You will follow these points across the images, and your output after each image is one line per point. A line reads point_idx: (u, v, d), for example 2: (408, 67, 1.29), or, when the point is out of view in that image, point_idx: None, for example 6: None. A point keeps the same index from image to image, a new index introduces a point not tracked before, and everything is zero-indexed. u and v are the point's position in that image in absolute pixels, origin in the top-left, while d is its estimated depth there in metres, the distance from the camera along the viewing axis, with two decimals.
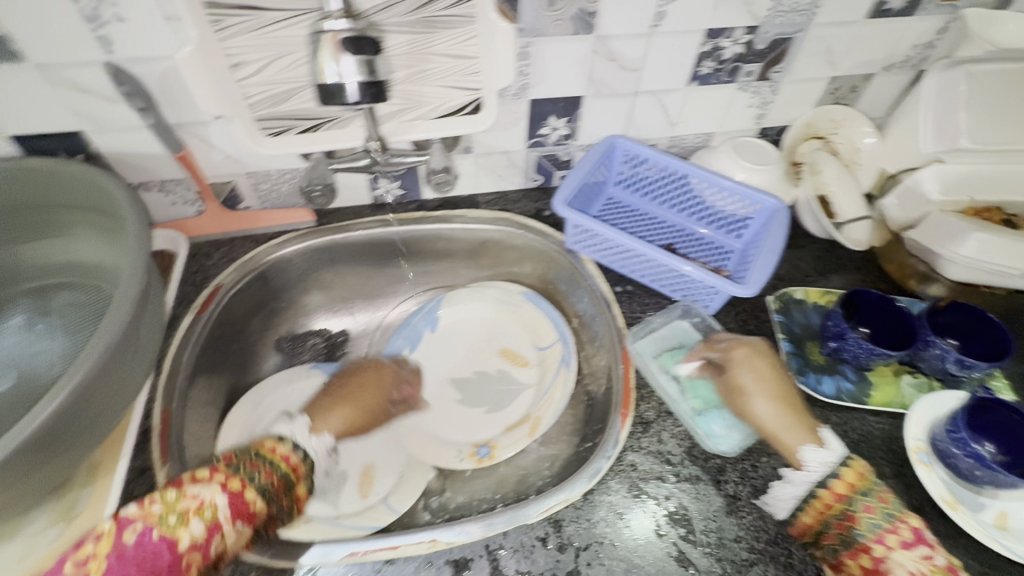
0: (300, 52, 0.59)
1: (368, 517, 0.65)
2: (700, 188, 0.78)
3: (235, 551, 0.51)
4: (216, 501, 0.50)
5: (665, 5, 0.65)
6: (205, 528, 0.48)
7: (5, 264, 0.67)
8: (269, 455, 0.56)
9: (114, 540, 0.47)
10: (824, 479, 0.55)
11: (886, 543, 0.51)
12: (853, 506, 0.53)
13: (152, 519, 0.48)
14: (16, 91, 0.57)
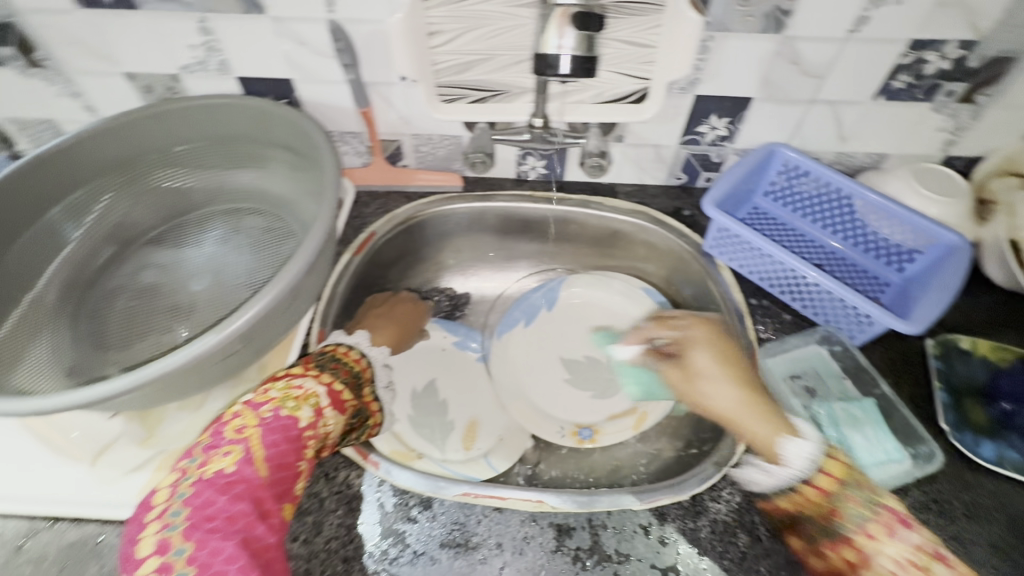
0: (491, 25, 0.63)
1: (472, 469, 0.69)
2: (864, 212, 0.73)
3: (336, 440, 0.55)
4: (317, 392, 0.55)
5: (872, 9, 0.60)
6: (313, 412, 0.53)
7: (210, 184, 0.78)
8: (343, 358, 0.61)
9: (253, 417, 0.51)
10: (812, 475, 0.51)
11: (872, 535, 0.47)
12: (837, 501, 0.49)
13: (273, 402, 0.52)
14: (253, 38, 0.67)
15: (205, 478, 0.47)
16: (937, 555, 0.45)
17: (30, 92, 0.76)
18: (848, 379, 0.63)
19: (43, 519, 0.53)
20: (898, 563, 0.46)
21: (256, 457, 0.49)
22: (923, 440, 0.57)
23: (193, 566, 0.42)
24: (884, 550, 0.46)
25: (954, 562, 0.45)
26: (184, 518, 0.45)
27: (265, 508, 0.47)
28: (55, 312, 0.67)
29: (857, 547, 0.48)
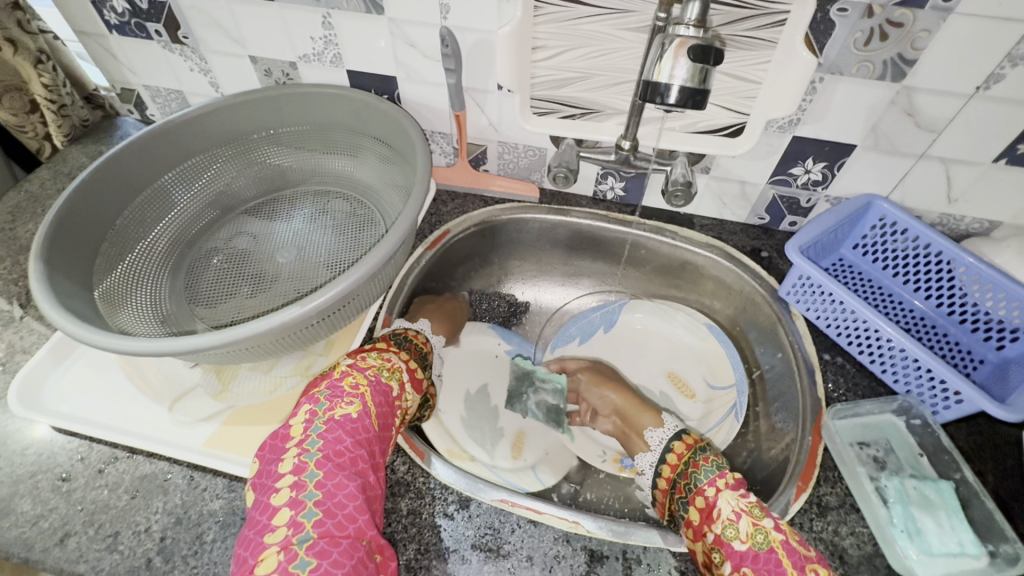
0: (595, 46, 0.64)
1: (519, 479, 0.69)
2: (965, 280, 0.67)
3: (411, 416, 0.61)
4: (401, 368, 0.61)
5: (1009, 67, 0.56)
6: (398, 386, 0.59)
7: (307, 166, 0.83)
8: (413, 339, 0.66)
9: (363, 376, 0.57)
10: (671, 443, 0.64)
11: (716, 485, 0.56)
12: (693, 460, 0.61)
13: (375, 368, 0.58)
14: (369, 37, 0.72)
15: (334, 419, 0.52)
16: (771, 515, 0.52)
17: (168, 66, 0.85)
18: (923, 458, 0.58)
19: (122, 450, 0.58)
20: (737, 512, 0.52)
21: (371, 412, 0.54)
22: (1006, 539, 0.51)
23: (322, 492, 0.47)
24: (722, 494, 0.54)
25: (782, 522, 0.52)
26: (319, 448, 0.49)
27: (376, 459, 0.52)
28: (159, 263, 0.73)
29: (704, 495, 0.55)
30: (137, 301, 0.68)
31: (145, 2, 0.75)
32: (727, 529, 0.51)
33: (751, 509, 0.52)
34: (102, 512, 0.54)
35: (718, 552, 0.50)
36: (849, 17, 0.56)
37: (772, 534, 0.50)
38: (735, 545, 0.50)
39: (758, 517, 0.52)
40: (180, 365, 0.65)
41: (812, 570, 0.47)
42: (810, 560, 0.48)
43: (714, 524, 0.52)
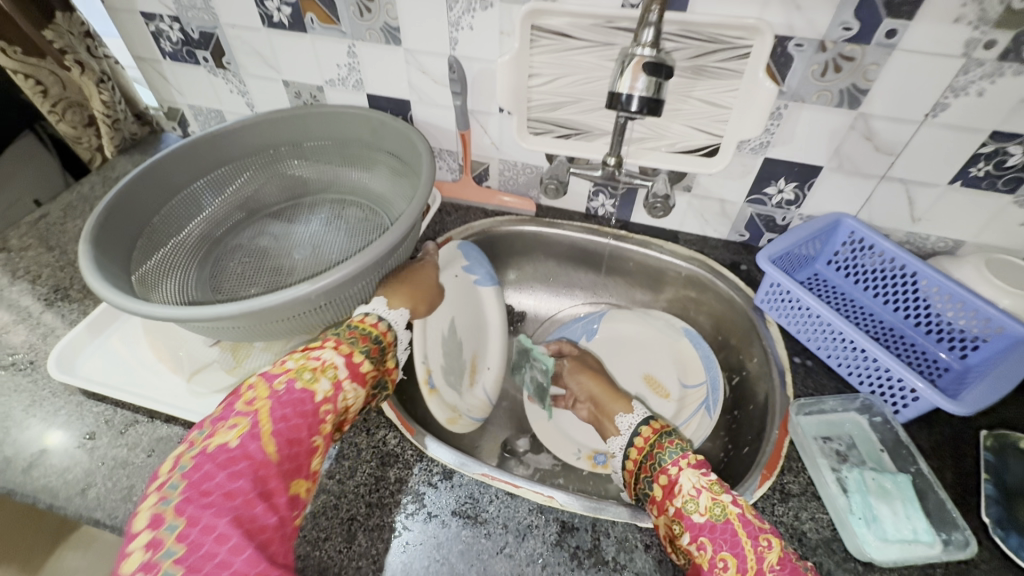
0: (584, 73, 0.73)
1: (475, 406, 0.80)
2: (929, 293, 0.72)
3: (354, 412, 0.57)
4: (335, 364, 0.55)
5: (951, 97, 0.63)
6: (331, 385, 0.54)
7: (327, 177, 0.92)
8: (364, 326, 0.62)
9: (264, 388, 0.50)
10: (637, 430, 0.63)
11: (678, 464, 0.56)
12: (659, 441, 0.60)
13: (288, 373, 0.52)
14: (387, 65, 0.82)
15: (206, 451, 0.45)
16: (732, 492, 0.53)
17: (211, 88, 0.96)
18: (884, 453, 0.62)
19: (142, 415, 0.64)
20: (698, 488, 0.53)
21: (261, 434, 0.47)
22: (957, 527, 0.54)
23: (183, 545, 0.40)
24: (683, 473, 0.54)
25: (741, 497, 0.53)
26: (180, 491, 0.43)
27: (269, 487, 0.46)
28: (189, 255, 0.81)
29: (667, 474, 0.56)
30: (167, 286, 0.75)
31: (197, 33, 0.87)
32: (688, 503, 0.52)
33: (711, 487, 0.53)
34: (120, 468, 0.59)
35: (678, 524, 0.52)
36: (805, 51, 0.64)
37: (730, 508, 0.51)
38: (694, 517, 0.51)
39: (717, 492, 0.53)
40: (200, 343, 0.72)
41: (766, 539, 0.48)
42: (766, 532, 0.49)
43: (675, 499, 0.53)
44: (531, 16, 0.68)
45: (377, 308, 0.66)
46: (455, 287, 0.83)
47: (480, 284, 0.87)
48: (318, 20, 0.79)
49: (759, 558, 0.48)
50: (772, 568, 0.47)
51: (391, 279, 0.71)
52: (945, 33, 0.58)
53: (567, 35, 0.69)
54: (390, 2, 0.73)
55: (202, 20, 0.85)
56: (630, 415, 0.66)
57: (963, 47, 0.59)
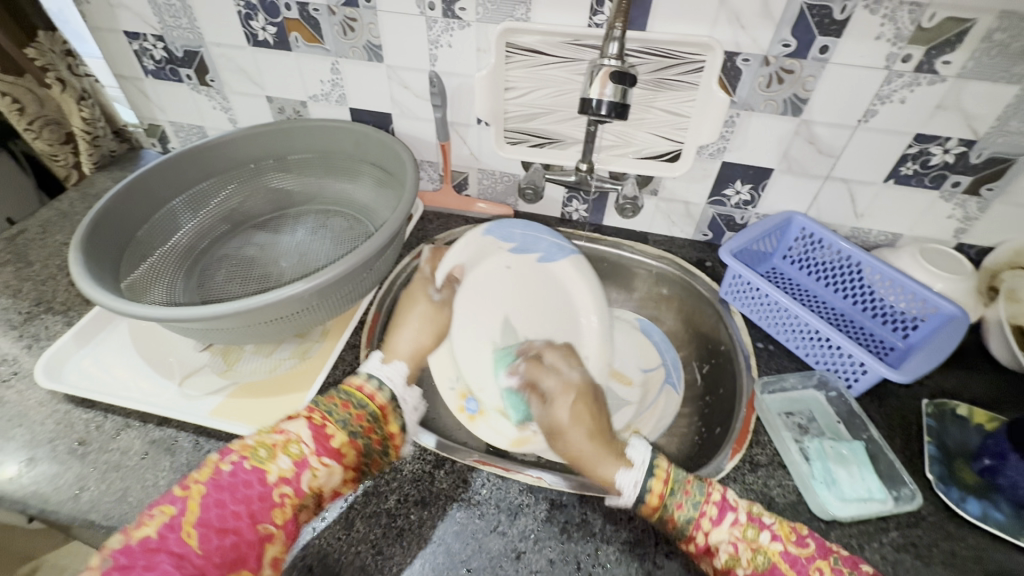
0: (556, 86, 0.79)
1: None
2: (872, 280, 0.80)
3: (331, 489, 0.54)
4: (303, 437, 0.54)
5: (878, 104, 0.71)
6: (294, 462, 0.52)
7: (311, 188, 0.95)
8: (357, 394, 0.60)
9: (208, 471, 0.51)
10: (646, 487, 0.56)
11: (703, 527, 0.53)
12: (669, 509, 0.55)
13: (241, 454, 0.52)
14: (370, 80, 0.86)
15: (130, 542, 0.45)
16: (766, 527, 0.53)
17: (193, 104, 0.98)
18: (840, 423, 0.67)
19: (134, 419, 0.65)
20: (733, 541, 0.52)
21: (183, 523, 0.46)
22: (905, 483, 0.60)
23: None
24: (713, 535, 0.52)
25: (774, 524, 0.53)
26: None
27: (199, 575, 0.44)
28: (175, 265, 0.82)
29: (696, 541, 0.53)
30: (155, 294, 0.77)
31: (180, 51, 0.90)
32: (729, 562, 0.52)
33: (747, 537, 0.52)
34: (114, 470, 0.60)
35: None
36: (752, 65, 0.71)
37: (772, 550, 0.51)
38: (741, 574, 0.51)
39: (752, 535, 0.52)
40: (191, 348, 0.73)
41: (818, 570, 0.50)
42: (813, 560, 0.51)
43: (716, 559, 0.52)
44: (506, 34, 0.74)
45: (369, 369, 0.64)
46: (500, 284, 0.82)
47: (546, 258, 0.82)
48: (303, 39, 0.83)
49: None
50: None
51: (396, 326, 0.73)
52: (869, 49, 0.67)
53: (539, 51, 0.76)
54: (373, 22, 0.78)
55: (187, 39, 0.88)
56: (630, 471, 0.58)
57: (885, 60, 0.67)
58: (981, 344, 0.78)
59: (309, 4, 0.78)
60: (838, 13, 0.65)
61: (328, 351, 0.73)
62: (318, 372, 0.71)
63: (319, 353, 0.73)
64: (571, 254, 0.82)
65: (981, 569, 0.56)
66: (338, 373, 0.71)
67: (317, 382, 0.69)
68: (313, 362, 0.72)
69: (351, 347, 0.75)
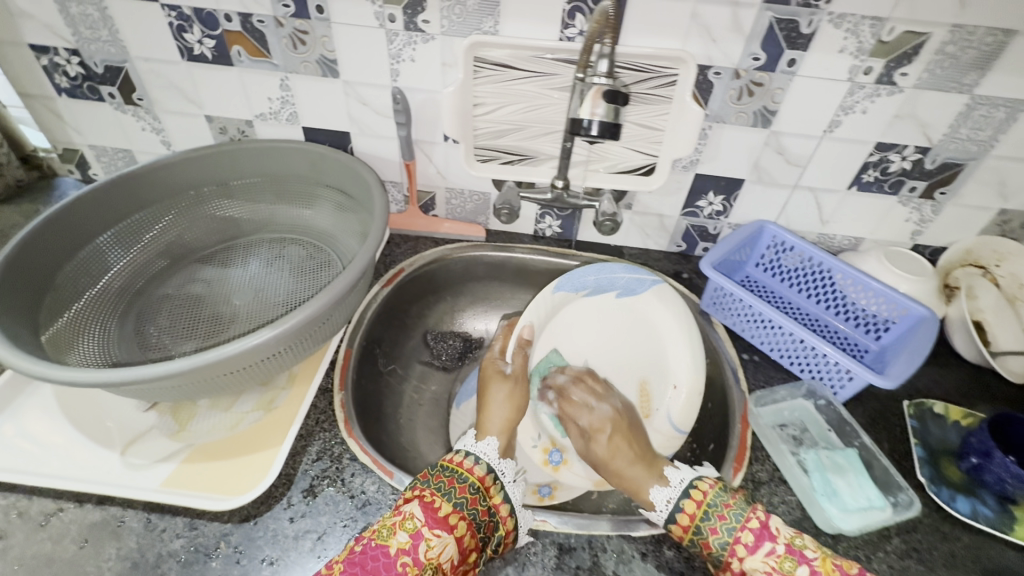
0: (527, 102, 0.76)
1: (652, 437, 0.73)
2: (844, 285, 0.82)
3: (451, 565, 0.51)
4: (414, 512, 0.52)
5: (842, 115, 0.73)
6: (410, 537, 0.51)
7: (262, 216, 0.87)
8: (458, 469, 0.58)
9: (346, 550, 0.51)
10: (674, 508, 0.58)
11: (738, 554, 0.53)
12: (699, 535, 0.56)
13: (371, 530, 0.52)
14: (324, 97, 0.80)
15: None
16: (805, 561, 0.51)
17: (118, 126, 0.87)
18: (831, 431, 0.68)
19: (67, 499, 0.56)
20: (769, 573, 0.52)
21: None
22: (902, 488, 0.61)
23: None
24: (748, 563, 0.53)
25: (817, 558, 0.52)
26: None
27: None
28: (106, 311, 0.72)
29: (732, 568, 0.54)
30: (83, 347, 0.67)
31: (101, 67, 0.79)
32: None
33: (784, 568, 0.52)
34: (46, 566, 0.51)
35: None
36: (723, 78, 0.71)
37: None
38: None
39: (790, 568, 0.52)
40: (133, 408, 0.64)
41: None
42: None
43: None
44: (473, 48, 0.71)
45: (465, 446, 0.63)
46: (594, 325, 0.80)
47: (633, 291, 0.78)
48: (246, 53, 0.75)
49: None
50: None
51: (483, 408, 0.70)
52: (833, 62, 0.68)
53: (508, 66, 0.72)
54: (327, 35, 0.72)
55: (108, 54, 0.78)
56: (666, 488, 0.60)
57: (848, 73, 0.69)
58: (945, 340, 0.83)
59: (253, 15, 0.71)
60: (805, 27, 0.65)
61: (297, 400, 0.66)
62: (288, 424, 0.64)
63: (287, 402, 0.66)
64: (652, 287, 0.76)
65: (978, 567, 0.58)
66: (311, 423, 0.64)
67: (289, 436, 0.62)
68: (281, 413, 0.65)
69: (323, 392, 0.68)
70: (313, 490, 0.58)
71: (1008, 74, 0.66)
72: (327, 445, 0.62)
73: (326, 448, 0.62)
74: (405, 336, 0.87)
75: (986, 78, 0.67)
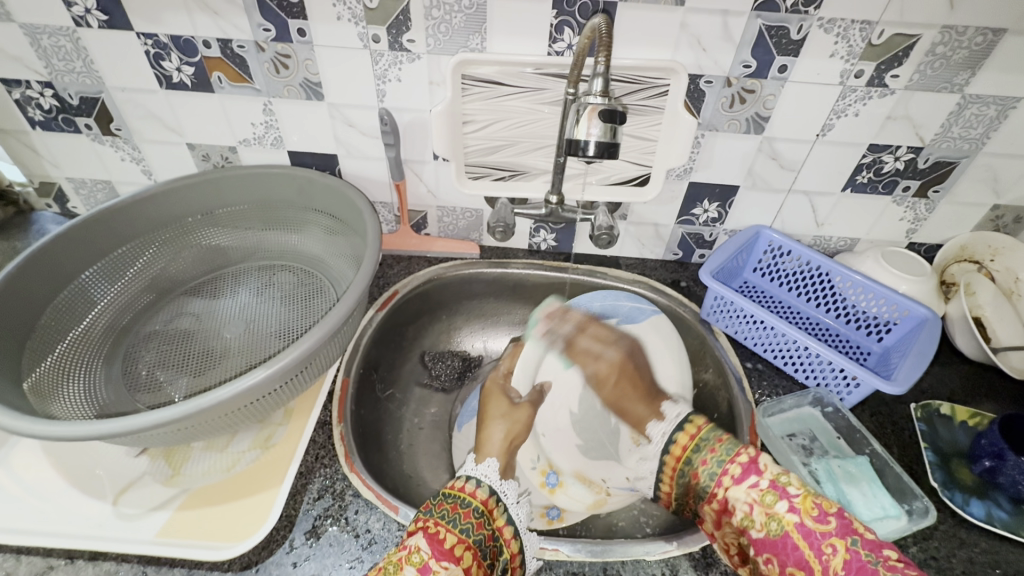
0: (517, 118, 0.75)
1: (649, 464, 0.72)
2: (843, 287, 0.81)
3: None
4: (420, 545, 0.50)
5: (835, 118, 0.73)
6: (417, 572, 0.48)
7: (250, 244, 0.85)
8: (460, 494, 0.57)
9: None
10: (673, 436, 0.66)
11: (723, 483, 0.58)
12: (693, 465, 0.62)
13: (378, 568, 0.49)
14: (309, 120, 0.78)
15: None
16: (786, 497, 0.53)
17: (97, 157, 0.85)
18: (841, 439, 0.67)
19: (58, 557, 0.53)
20: (749, 503, 0.55)
21: None
22: (917, 496, 0.60)
23: None
24: (731, 491, 0.57)
25: (798, 495, 0.53)
26: None
27: None
28: (91, 351, 0.70)
29: (715, 496, 0.58)
30: (69, 393, 0.64)
31: (76, 98, 0.77)
32: (743, 521, 0.55)
33: (762, 497, 0.54)
34: None
35: (742, 539, 0.55)
36: (714, 87, 0.70)
37: (786, 519, 0.52)
38: (755, 535, 0.54)
39: (770, 503, 0.54)
40: (123, 455, 0.61)
41: (830, 546, 0.49)
42: (829, 537, 0.50)
43: (734, 517, 0.56)
44: (460, 66, 0.69)
45: (467, 470, 0.61)
46: None
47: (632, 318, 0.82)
48: (227, 79, 0.73)
49: (827, 567, 0.49)
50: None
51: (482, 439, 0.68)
52: (824, 66, 0.68)
53: (497, 82, 0.71)
54: (310, 58, 0.71)
55: (83, 85, 0.75)
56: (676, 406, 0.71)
57: (840, 77, 0.68)
58: (946, 338, 0.82)
59: (232, 40, 0.69)
60: (795, 33, 0.65)
61: (295, 436, 0.64)
62: (286, 462, 0.62)
63: (285, 439, 0.64)
64: (652, 316, 0.82)
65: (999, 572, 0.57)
66: (310, 459, 0.62)
67: (287, 475, 0.60)
68: (279, 451, 0.63)
69: (322, 425, 0.66)
70: (316, 530, 0.56)
71: (999, 72, 0.66)
72: (328, 482, 0.60)
73: (328, 485, 0.60)
74: (401, 358, 0.85)
75: (977, 77, 0.67)
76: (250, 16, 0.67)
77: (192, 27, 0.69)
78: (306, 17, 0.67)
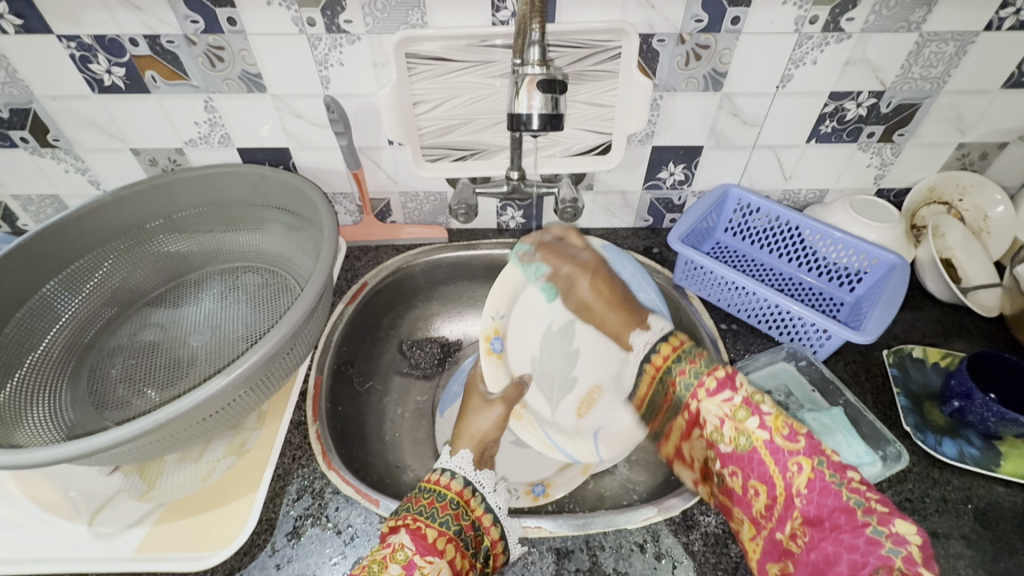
0: (468, 93, 0.72)
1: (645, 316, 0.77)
2: (812, 240, 0.81)
3: None
4: (404, 542, 0.51)
5: (793, 68, 0.71)
6: (403, 569, 0.49)
7: (211, 248, 0.83)
8: (436, 487, 0.57)
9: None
10: (654, 349, 0.71)
11: (699, 395, 0.61)
12: (673, 377, 0.66)
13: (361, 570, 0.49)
14: (253, 113, 0.74)
15: None
16: (758, 413, 0.56)
17: (39, 172, 0.81)
18: (815, 392, 0.68)
19: None
20: (721, 417, 0.58)
21: None
22: (890, 441, 0.61)
23: None
24: (705, 404, 0.60)
25: (770, 413, 0.56)
26: None
27: None
28: (55, 373, 0.68)
29: (692, 406, 0.62)
30: (35, 419, 0.63)
31: (5, 111, 0.73)
32: (715, 433, 0.59)
33: (733, 412, 0.58)
34: None
35: (711, 451, 0.59)
36: (668, 45, 0.68)
37: (756, 435, 0.55)
38: (723, 448, 0.57)
39: (742, 419, 0.57)
40: (95, 474, 0.61)
41: (795, 464, 0.52)
42: (795, 454, 0.52)
43: (705, 428, 0.60)
44: (403, 44, 0.67)
45: (443, 462, 0.61)
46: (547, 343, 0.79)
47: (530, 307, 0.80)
48: (161, 77, 0.70)
49: (790, 484, 0.52)
50: (802, 492, 0.51)
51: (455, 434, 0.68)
52: (778, 15, 0.65)
53: (442, 59, 0.69)
54: (244, 48, 0.67)
55: (10, 96, 0.72)
56: (647, 334, 0.73)
57: (794, 24, 0.66)
58: (918, 282, 0.83)
59: (161, 36, 0.66)
60: None
61: (268, 439, 0.64)
62: (262, 468, 0.61)
63: (259, 443, 0.63)
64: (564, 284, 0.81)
65: (970, 508, 0.59)
66: (286, 461, 0.62)
67: (265, 478, 0.60)
68: (254, 455, 0.62)
69: (297, 426, 0.66)
70: (298, 531, 0.57)
71: (956, 6, 0.64)
72: (307, 482, 0.61)
73: (307, 485, 0.60)
74: (378, 350, 0.84)
75: (934, 14, 0.65)
76: (175, 8, 0.63)
77: (115, 25, 0.65)
78: (233, 4, 0.63)
